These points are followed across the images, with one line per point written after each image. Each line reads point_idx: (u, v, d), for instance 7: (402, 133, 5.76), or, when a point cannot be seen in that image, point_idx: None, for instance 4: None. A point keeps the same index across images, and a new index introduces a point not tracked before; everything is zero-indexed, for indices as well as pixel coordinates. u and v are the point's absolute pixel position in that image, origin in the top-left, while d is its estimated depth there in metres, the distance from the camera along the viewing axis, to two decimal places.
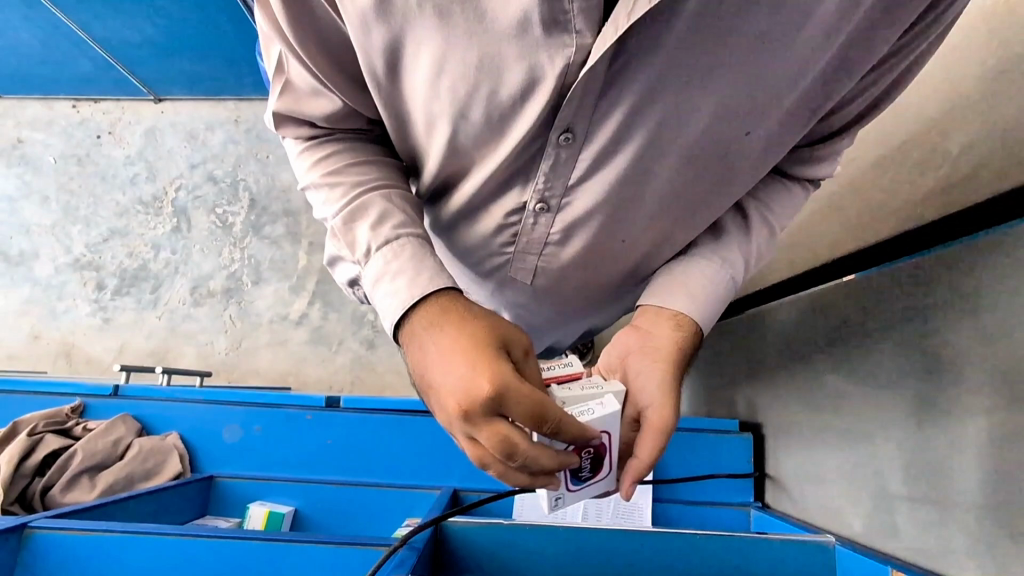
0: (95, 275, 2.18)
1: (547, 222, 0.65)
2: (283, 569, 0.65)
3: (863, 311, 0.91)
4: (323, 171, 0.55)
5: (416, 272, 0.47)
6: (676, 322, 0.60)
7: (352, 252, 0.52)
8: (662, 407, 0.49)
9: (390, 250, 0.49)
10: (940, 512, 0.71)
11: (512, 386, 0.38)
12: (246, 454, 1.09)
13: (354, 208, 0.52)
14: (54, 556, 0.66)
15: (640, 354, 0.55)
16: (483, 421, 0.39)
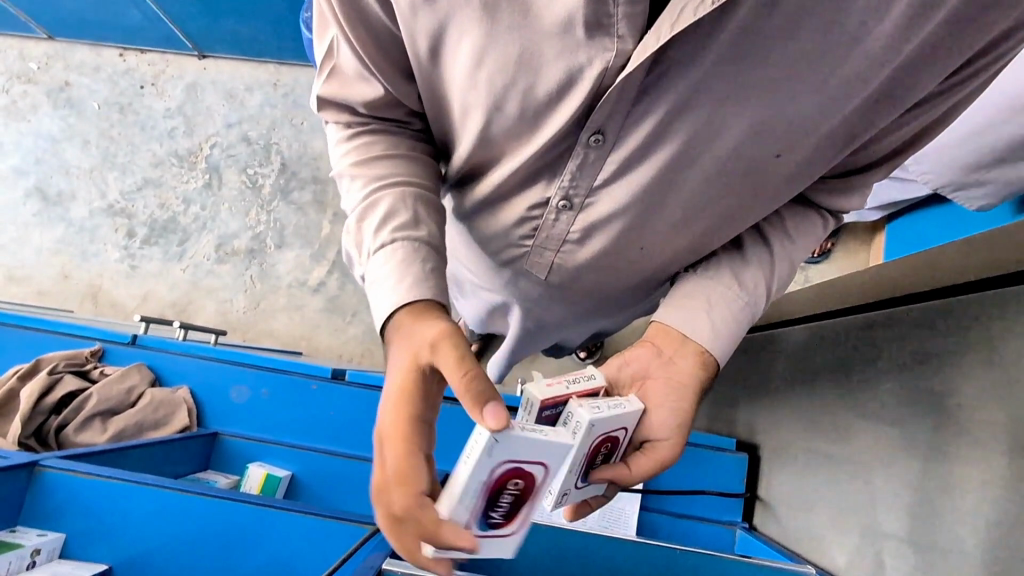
0: (126, 222, 2.24)
1: (567, 221, 0.64)
2: (271, 533, 0.68)
3: (883, 344, 0.89)
4: (354, 159, 0.56)
5: (402, 279, 0.49)
6: (701, 359, 0.59)
7: (361, 249, 0.55)
8: (673, 444, 0.53)
9: (386, 253, 0.50)
10: (929, 558, 0.70)
11: (404, 432, 0.40)
12: (253, 415, 1.12)
13: (365, 206, 0.53)
14: (60, 495, 0.69)
15: (662, 381, 0.56)
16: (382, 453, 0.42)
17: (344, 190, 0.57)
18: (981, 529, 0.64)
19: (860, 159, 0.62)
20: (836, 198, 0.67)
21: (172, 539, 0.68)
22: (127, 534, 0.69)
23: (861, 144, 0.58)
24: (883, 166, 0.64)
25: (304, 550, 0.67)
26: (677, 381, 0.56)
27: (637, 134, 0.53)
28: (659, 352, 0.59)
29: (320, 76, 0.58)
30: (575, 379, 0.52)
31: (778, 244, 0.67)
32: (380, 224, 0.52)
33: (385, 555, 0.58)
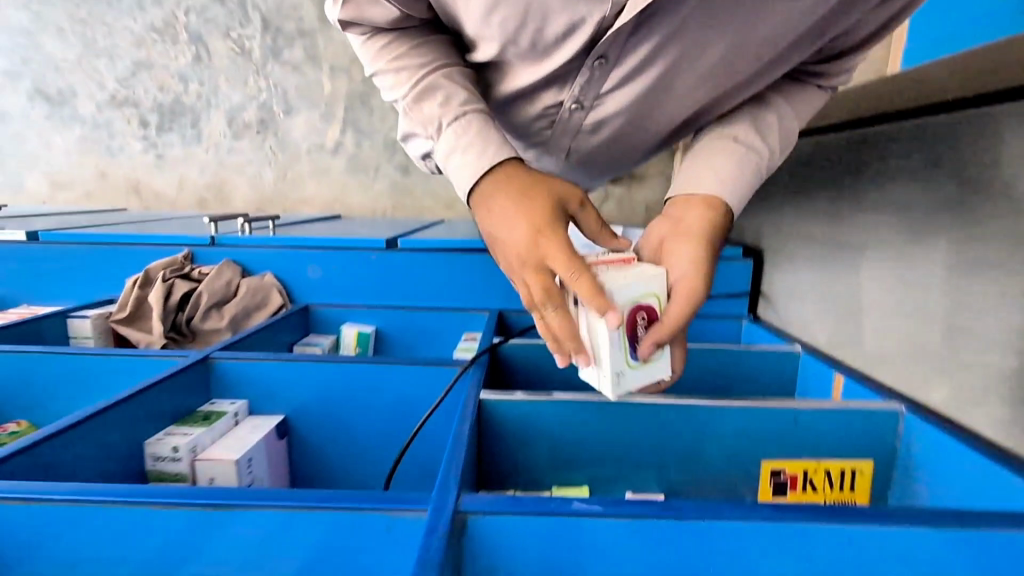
0: (135, 111, 2.25)
1: (580, 117, 0.73)
2: (390, 381, 0.93)
3: (869, 166, 0.98)
4: (389, 59, 0.63)
5: (483, 145, 0.56)
6: (705, 204, 0.61)
7: (423, 128, 0.61)
8: (691, 279, 0.54)
9: (458, 125, 0.57)
10: (884, 336, 0.92)
11: (561, 248, 0.49)
12: (328, 286, 1.35)
13: (422, 92, 0.60)
14: (235, 376, 0.94)
15: (672, 237, 0.59)
16: (530, 270, 0.51)
17: (392, 86, 0.63)
18: (919, 312, 0.84)
19: (835, 45, 0.68)
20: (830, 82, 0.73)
21: (327, 390, 0.94)
22: (289, 394, 0.95)
23: (836, 34, 0.64)
24: (859, 48, 0.70)
25: (416, 389, 0.93)
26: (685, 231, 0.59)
27: (636, 49, 0.60)
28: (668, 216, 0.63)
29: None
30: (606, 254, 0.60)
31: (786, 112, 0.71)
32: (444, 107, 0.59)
33: (477, 387, 0.83)
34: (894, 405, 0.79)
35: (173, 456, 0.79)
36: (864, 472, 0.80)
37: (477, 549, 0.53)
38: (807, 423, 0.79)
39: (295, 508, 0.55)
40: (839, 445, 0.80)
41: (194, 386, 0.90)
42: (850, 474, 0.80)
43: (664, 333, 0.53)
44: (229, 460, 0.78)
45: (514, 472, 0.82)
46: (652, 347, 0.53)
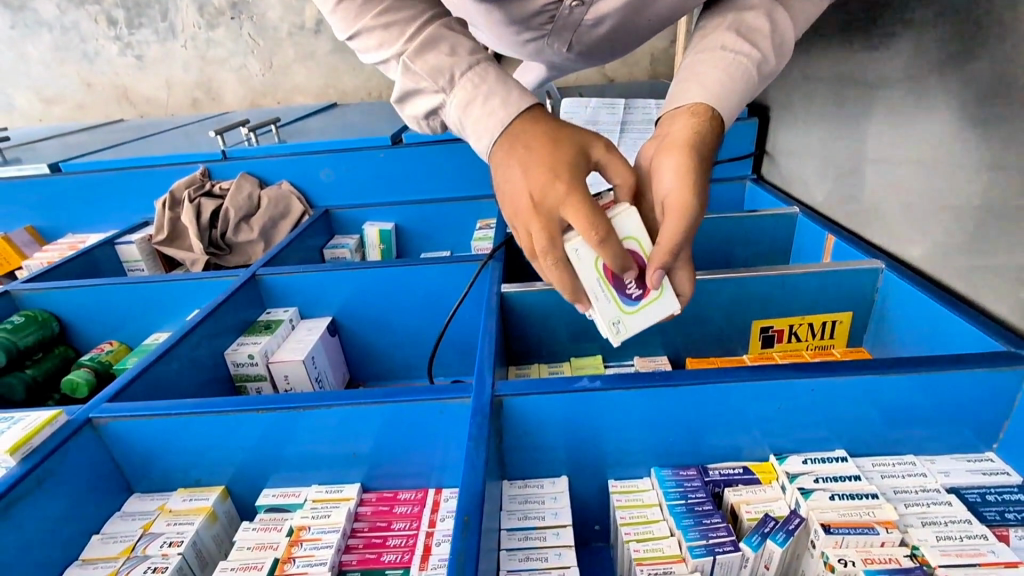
0: (100, 9, 2.11)
1: (581, 11, 0.78)
2: (419, 279, 1.04)
3: (861, 23, 0.95)
4: (372, 10, 0.55)
5: (506, 93, 0.51)
6: (689, 113, 0.58)
7: (431, 81, 0.53)
8: (680, 189, 0.51)
9: (474, 75, 0.52)
10: (874, 195, 0.97)
11: (580, 194, 0.46)
12: (342, 188, 1.41)
13: (427, 38, 0.53)
14: (283, 288, 1.06)
15: (656, 149, 0.56)
16: (542, 214, 0.47)
17: (381, 41, 0.55)
18: (903, 174, 0.89)
19: None
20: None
21: (365, 292, 1.06)
22: (332, 299, 1.06)
23: None
24: None
25: (443, 284, 1.04)
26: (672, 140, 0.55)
27: None
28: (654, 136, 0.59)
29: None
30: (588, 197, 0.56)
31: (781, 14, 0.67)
32: (452, 53, 0.53)
33: (498, 281, 0.94)
34: (877, 262, 0.88)
35: (250, 360, 0.94)
36: (844, 322, 0.92)
37: (515, 417, 0.68)
38: (797, 285, 0.90)
39: (367, 400, 0.69)
40: (823, 301, 0.91)
41: (250, 300, 1.03)
42: (830, 325, 0.92)
43: (664, 257, 0.51)
44: (298, 360, 0.93)
45: (537, 347, 0.95)
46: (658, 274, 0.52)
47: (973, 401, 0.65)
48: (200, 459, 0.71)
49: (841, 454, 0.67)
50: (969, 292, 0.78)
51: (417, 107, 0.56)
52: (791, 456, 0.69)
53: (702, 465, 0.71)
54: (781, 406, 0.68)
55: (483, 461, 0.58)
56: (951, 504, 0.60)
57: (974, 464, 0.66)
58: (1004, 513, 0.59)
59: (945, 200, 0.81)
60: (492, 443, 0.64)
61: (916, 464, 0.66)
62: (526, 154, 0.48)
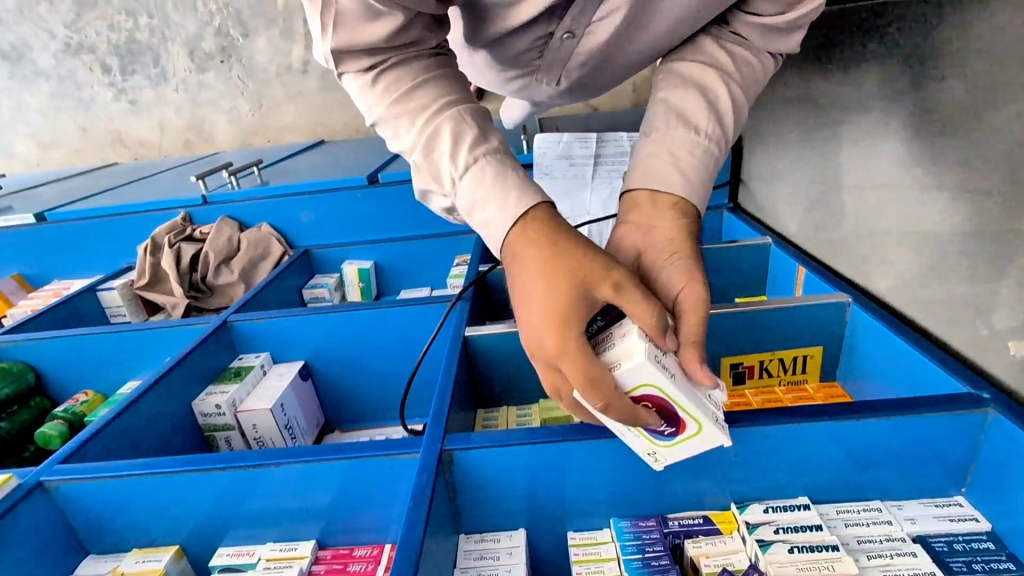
0: (95, 58, 2.18)
1: (570, 46, 0.80)
2: (389, 321, 1.04)
3: (818, 56, 0.96)
4: (392, 101, 0.55)
5: (503, 197, 0.53)
6: (678, 210, 0.61)
7: (436, 183, 0.58)
8: (690, 287, 0.55)
9: (473, 176, 0.54)
10: (842, 225, 0.97)
11: (571, 358, 0.47)
12: (322, 228, 1.43)
13: (430, 135, 0.54)
14: (255, 334, 1.06)
15: (653, 250, 0.60)
16: (542, 364, 0.50)
17: (395, 130, 0.56)
18: (868, 204, 0.89)
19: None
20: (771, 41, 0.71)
21: (337, 335, 1.06)
22: (303, 344, 1.06)
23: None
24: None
25: (413, 324, 1.04)
26: (665, 244, 0.59)
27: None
28: (637, 226, 0.62)
29: (323, 29, 0.53)
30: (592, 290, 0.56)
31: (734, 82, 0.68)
32: (455, 153, 0.54)
33: (465, 322, 0.94)
34: (844, 296, 0.86)
35: (218, 411, 0.93)
36: (816, 357, 0.91)
37: (467, 471, 0.67)
38: (766, 321, 0.89)
39: (320, 455, 0.69)
40: (792, 337, 0.90)
41: (222, 347, 1.03)
42: (801, 359, 0.91)
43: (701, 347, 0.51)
44: (265, 408, 0.92)
45: (505, 390, 0.95)
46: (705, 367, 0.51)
47: (935, 443, 0.63)
48: (154, 518, 0.70)
49: (803, 502, 0.65)
50: (934, 325, 0.77)
51: (438, 203, 0.62)
52: (753, 504, 0.67)
53: (663, 515, 0.69)
54: (740, 454, 0.66)
55: (424, 522, 0.56)
56: (915, 556, 0.58)
57: (943, 510, 0.63)
58: (971, 564, 0.57)
59: (910, 232, 0.80)
60: (441, 500, 0.63)
61: (882, 511, 0.64)
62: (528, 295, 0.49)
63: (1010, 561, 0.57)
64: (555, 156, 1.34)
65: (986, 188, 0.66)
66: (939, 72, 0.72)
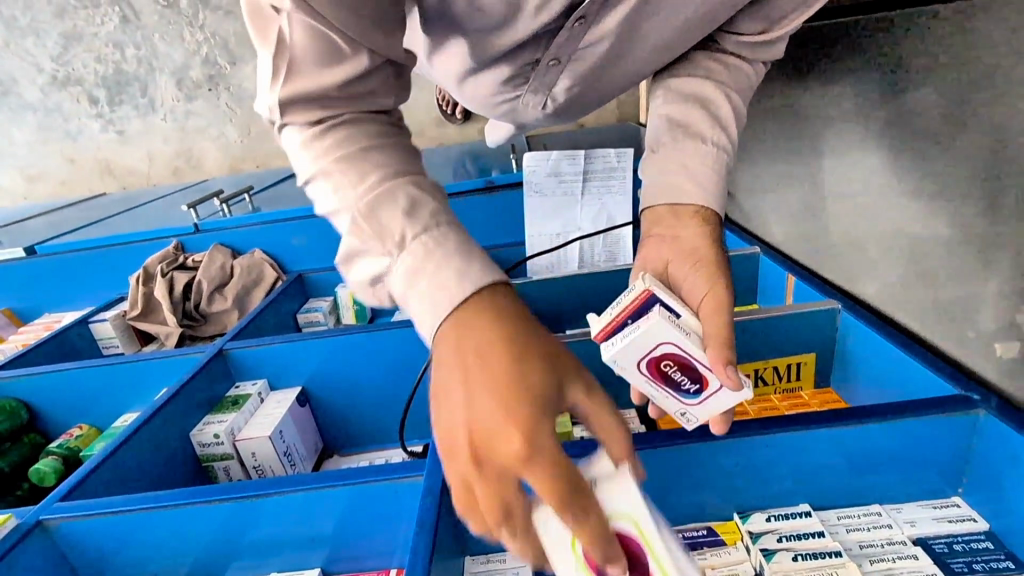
0: (81, 89, 2.19)
1: (557, 72, 0.82)
2: (385, 344, 1.05)
3: (795, 73, 1.00)
4: (336, 156, 0.51)
5: (463, 265, 0.47)
6: (700, 219, 0.69)
7: (377, 244, 0.49)
8: (715, 292, 0.60)
9: (422, 246, 0.48)
10: (827, 234, 0.99)
11: (538, 464, 0.38)
12: (314, 252, 1.44)
13: (377, 197, 0.49)
14: (251, 361, 1.06)
15: (680, 260, 0.65)
16: (488, 477, 0.39)
17: (336, 185, 0.50)
18: (851, 213, 0.91)
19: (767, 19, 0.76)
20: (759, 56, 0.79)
21: (335, 359, 1.06)
22: (300, 370, 1.06)
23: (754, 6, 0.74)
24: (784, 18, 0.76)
25: (410, 346, 1.05)
26: (691, 251, 0.65)
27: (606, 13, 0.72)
28: (663, 236, 0.69)
29: (275, 78, 0.51)
30: (619, 300, 0.59)
31: (730, 91, 0.76)
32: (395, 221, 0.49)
33: None
34: (833, 303, 0.88)
35: (216, 440, 0.92)
36: (809, 364, 0.92)
37: None
38: (759, 329, 0.91)
39: (323, 482, 0.69)
40: (785, 345, 0.91)
41: (218, 375, 1.03)
42: (795, 367, 0.92)
43: (726, 354, 0.54)
44: (264, 436, 0.92)
45: None
46: (731, 372, 0.54)
47: (929, 447, 0.65)
48: (156, 554, 0.70)
49: (805, 509, 0.66)
50: (922, 329, 0.79)
51: (361, 272, 0.51)
52: (756, 513, 0.68)
53: (667, 528, 0.69)
54: (740, 463, 0.67)
55: (430, 548, 0.56)
56: (916, 558, 0.59)
57: (940, 512, 0.64)
58: (971, 564, 0.58)
59: (894, 239, 0.82)
60: (447, 523, 0.63)
61: (881, 515, 0.65)
62: (473, 374, 0.41)
63: (1008, 559, 0.58)
64: (544, 174, 1.34)
65: (969, 195, 0.69)
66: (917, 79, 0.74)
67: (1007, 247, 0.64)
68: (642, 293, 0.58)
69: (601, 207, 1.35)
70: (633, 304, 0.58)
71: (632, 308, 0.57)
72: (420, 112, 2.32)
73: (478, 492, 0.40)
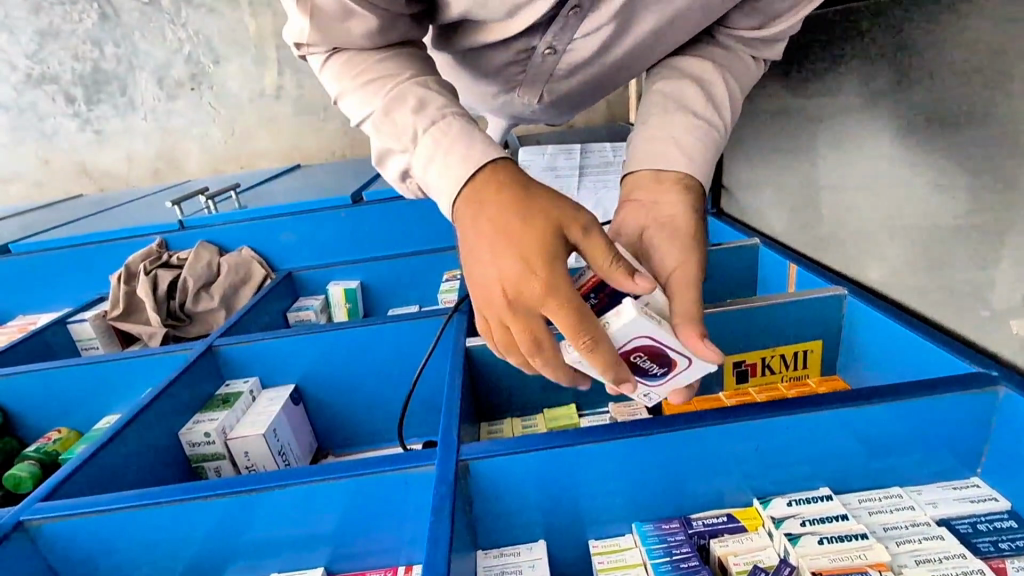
0: (58, 88, 2.12)
1: (552, 61, 0.80)
2: (381, 339, 1.02)
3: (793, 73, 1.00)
4: (360, 91, 0.54)
5: (464, 149, 0.49)
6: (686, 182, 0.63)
7: (397, 141, 0.53)
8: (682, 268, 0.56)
9: (437, 130, 0.50)
10: (827, 224, 0.99)
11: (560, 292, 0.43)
12: (302, 248, 1.41)
13: (393, 95, 0.52)
14: (242, 359, 1.02)
15: (655, 230, 0.60)
16: (518, 314, 0.44)
17: (382, 122, 0.52)
18: (852, 201, 0.91)
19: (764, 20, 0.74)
20: (764, 51, 0.77)
21: (329, 355, 1.02)
22: (294, 366, 1.03)
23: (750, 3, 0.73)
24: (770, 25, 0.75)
25: (408, 341, 1.02)
26: (668, 219, 0.61)
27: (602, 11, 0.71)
28: (645, 201, 0.63)
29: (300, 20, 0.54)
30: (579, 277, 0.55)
31: (733, 80, 0.73)
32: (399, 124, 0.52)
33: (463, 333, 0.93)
34: (839, 289, 0.88)
35: (207, 439, 0.88)
36: (815, 351, 0.92)
37: (484, 482, 0.64)
38: (766, 317, 0.90)
39: (327, 475, 0.65)
40: (790, 334, 0.91)
41: (208, 373, 0.98)
42: (802, 355, 0.92)
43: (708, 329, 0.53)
44: (258, 434, 0.87)
45: (509, 403, 0.93)
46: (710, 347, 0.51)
47: (946, 428, 0.64)
48: (147, 558, 0.65)
49: (826, 493, 0.65)
50: (930, 313, 0.79)
51: (392, 169, 0.56)
52: (776, 498, 0.66)
53: (684, 515, 0.67)
54: (758, 447, 0.65)
55: (447, 538, 0.54)
56: (943, 538, 0.57)
57: (961, 493, 0.63)
58: (998, 543, 0.57)
59: (900, 226, 0.82)
60: (460, 512, 0.60)
61: (903, 497, 0.64)
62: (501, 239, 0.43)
63: None
64: (540, 168, 1.33)
65: (979, 178, 0.69)
66: (925, 67, 0.74)
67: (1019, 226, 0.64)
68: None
69: None
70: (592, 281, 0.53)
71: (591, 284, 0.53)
72: None
73: (513, 325, 0.44)
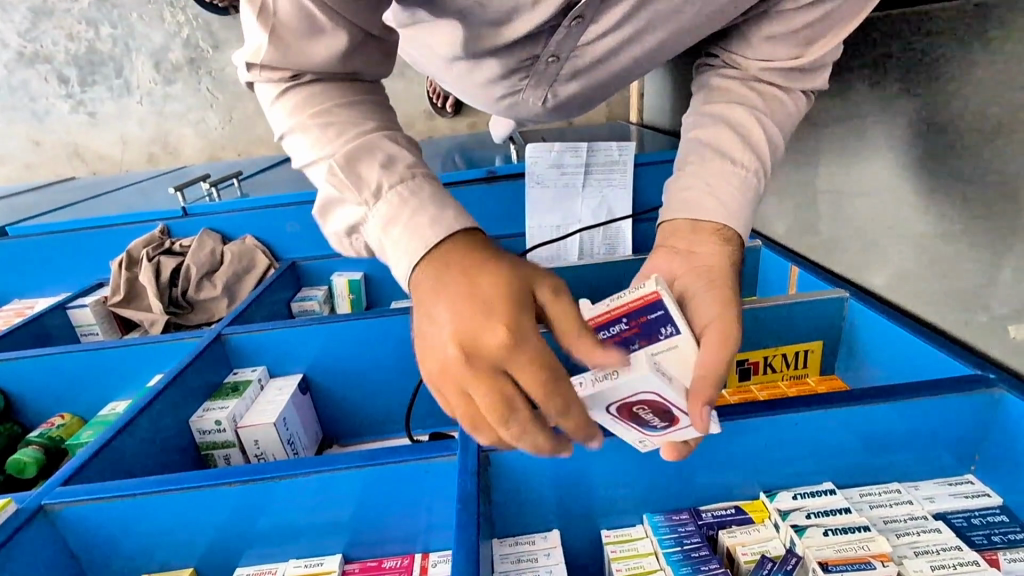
0: (51, 68, 2.08)
1: (556, 68, 0.82)
2: (390, 331, 1.02)
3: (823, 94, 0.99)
4: (314, 132, 0.53)
5: (434, 210, 0.50)
6: (726, 234, 0.64)
7: (354, 192, 0.51)
8: (722, 322, 0.54)
9: (398, 192, 0.51)
10: (829, 228, 1.02)
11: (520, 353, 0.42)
12: (306, 239, 1.41)
13: (359, 146, 0.52)
14: (251, 348, 1.02)
15: (693, 274, 0.60)
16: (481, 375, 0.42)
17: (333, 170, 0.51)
18: (854, 206, 0.94)
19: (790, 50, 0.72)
20: (800, 80, 0.74)
21: (337, 346, 1.03)
22: (303, 356, 1.03)
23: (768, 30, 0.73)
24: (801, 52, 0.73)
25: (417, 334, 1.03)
26: (706, 265, 0.61)
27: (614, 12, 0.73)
28: (677, 249, 0.64)
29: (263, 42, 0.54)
30: (619, 296, 0.53)
31: (766, 118, 0.71)
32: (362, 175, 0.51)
33: None
34: (842, 291, 0.91)
35: (217, 427, 0.88)
36: (815, 351, 0.94)
37: (502, 472, 0.66)
38: (770, 318, 0.92)
39: (346, 465, 0.66)
40: (792, 334, 0.93)
41: (215, 362, 0.98)
42: (803, 354, 0.94)
43: (705, 394, 0.50)
44: (269, 423, 0.88)
45: None
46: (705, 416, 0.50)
47: (945, 427, 0.67)
48: (165, 543, 0.66)
49: (829, 487, 0.67)
50: (928, 315, 0.82)
51: (340, 222, 0.54)
52: (782, 491, 0.68)
53: (693, 507, 0.69)
54: (764, 441, 0.68)
55: (474, 528, 0.56)
56: (940, 531, 0.60)
57: (956, 488, 0.67)
58: (991, 536, 0.60)
59: (900, 231, 0.85)
60: (481, 501, 0.62)
61: (902, 492, 0.67)
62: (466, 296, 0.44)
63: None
64: (547, 165, 1.32)
65: (978, 186, 0.72)
66: (931, 78, 0.76)
67: (1022, 234, 0.67)
68: (648, 295, 0.53)
69: (602, 200, 1.36)
70: (632, 308, 0.52)
71: (632, 311, 0.52)
72: (408, 104, 2.29)
73: (477, 392, 0.43)
